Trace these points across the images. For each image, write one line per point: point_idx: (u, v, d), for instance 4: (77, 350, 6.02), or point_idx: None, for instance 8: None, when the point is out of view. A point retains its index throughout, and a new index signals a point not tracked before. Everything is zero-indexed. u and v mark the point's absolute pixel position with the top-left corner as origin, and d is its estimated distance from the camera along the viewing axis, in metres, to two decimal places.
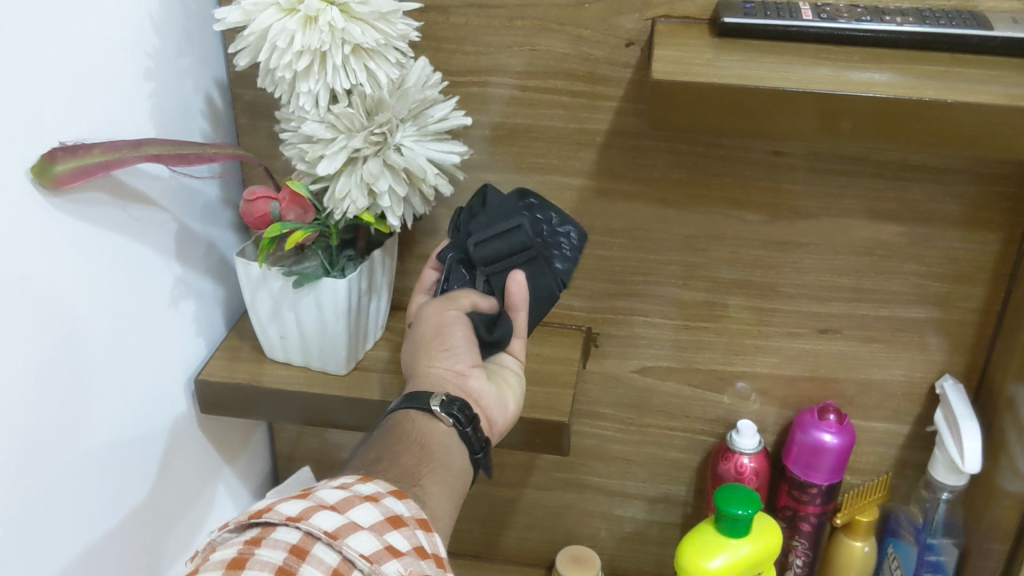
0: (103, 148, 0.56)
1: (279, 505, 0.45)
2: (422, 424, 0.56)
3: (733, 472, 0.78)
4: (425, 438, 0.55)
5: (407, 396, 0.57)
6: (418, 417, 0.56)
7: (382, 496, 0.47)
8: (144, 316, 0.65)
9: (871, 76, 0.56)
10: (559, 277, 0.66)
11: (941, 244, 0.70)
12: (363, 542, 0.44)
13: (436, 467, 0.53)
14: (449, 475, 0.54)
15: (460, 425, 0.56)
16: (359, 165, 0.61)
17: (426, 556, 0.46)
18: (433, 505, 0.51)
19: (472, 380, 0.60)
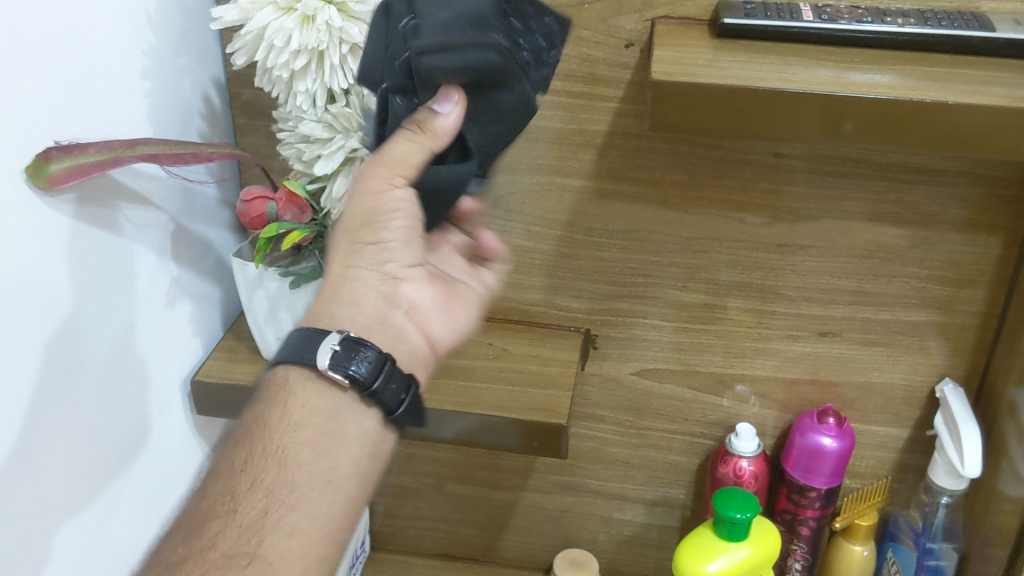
0: (99, 147, 0.55)
1: None
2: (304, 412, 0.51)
3: (732, 475, 0.78)
4: (303, 410, 0.51)
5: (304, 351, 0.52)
6: (297, 382, 0.52)
7: None
8: (141, 319, 0.65)
9: (872, 78, 0.56)
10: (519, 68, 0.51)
11: (943, 247, 0.70)
12: None
13: (323, 447, 0.50)
14: (317, 482, 0.49)
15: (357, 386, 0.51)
16: (356, 165, 0.60)
17: None
18: (298, 541, 0.47)
19: (404, 287, 0.55)
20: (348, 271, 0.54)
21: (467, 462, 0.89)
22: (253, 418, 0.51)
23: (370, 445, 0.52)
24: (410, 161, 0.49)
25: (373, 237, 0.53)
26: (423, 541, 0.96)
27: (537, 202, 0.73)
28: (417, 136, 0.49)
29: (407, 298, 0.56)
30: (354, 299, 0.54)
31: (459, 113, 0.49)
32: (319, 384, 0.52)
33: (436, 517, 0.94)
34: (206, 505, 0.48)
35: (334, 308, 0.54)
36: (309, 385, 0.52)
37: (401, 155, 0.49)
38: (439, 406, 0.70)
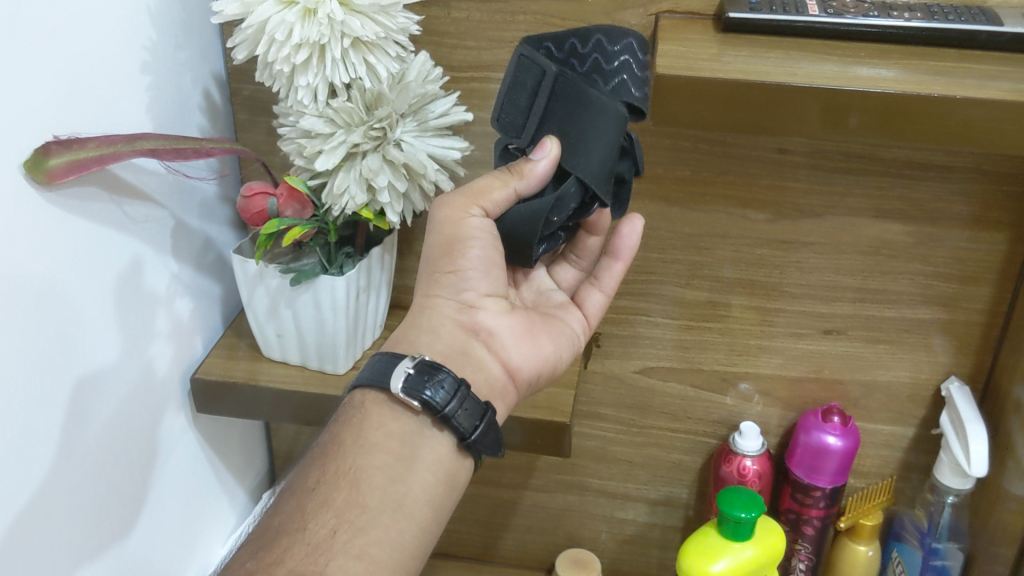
0: (98, 142, 0.55)
1: None
2: (369, 436, 0.53)
3: (736, 474, 0.77)
4: (378, 433, 0.53)
5: (380, 373, 0.54)
6: (370, 407, 0.54)
7: None
8: (142, 318, 0.65)
9: (878, 72, 0.55)
10: (620, 94, 0.52)
11: (948, 244, 0.69)
12: None
13: (396, 471, 0.51)
14: (388, 504, 0.51)
15: (433, 409, 0.53)
16: (357, 160, 0.60)
17: None
18: (366, 562, 0.48)
19: (483, 316, 0.58)
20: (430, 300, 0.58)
21: None
22: (330, 441, 0.53)
23: (445, 473, 0.53)
24: (492, 195, 0.54)
25: (452, 267, 0.57)
26: None
27: None
28: (506, 178, 0.54)
29: (488, 329, 0.59)
30: (433, 328, 0.57)
31: (552, 159, 0.53)
32: (395, 407, 0.54)
33: None
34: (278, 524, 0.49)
35: (415, 335, 0.57)
36: (385, 409, 0.54)
37: (486, 187, 0.54)
38: None
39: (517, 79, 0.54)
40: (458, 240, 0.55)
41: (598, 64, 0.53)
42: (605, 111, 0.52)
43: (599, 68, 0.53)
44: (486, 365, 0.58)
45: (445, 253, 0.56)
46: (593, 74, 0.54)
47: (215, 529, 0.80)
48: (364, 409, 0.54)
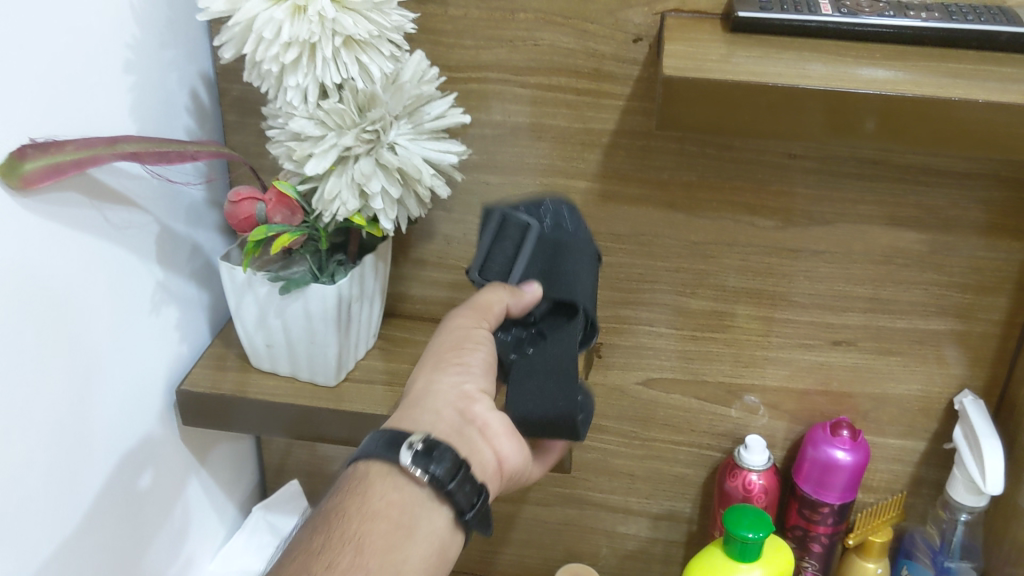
0: (76, 145, 0.52)
1: None
2: (373, 504, 0.49)
3: (742, 489, 0.75)
4: (380, 503, 0.49)
5: (384, 444, 0.51)
6: (375, 477, 0.51)
7: None
8: (126, 328, 0.62)
9: (896, 75, 0.53)
10: (586, 243, 0.57)
11: (963, 253, 0.67)
12: None
13: (396, 539, 0.48)
14: (388, 572, 0.47)
15: (438, 483, 0.50)
16: (350, 164, 0.57)
17: None
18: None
19: (479, 408, 0.54)
20: (433, 386, 0.54)
21: None
22: (328, 509, 0.50)
23: (438, 546, 0.50)
24: (492, 310, 0.54)
25: (458, 360, 0.55)
26: None
27: None
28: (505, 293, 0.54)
29: (485, 427, 0.54)
30: (434, 410, 0.53)
31: (536, 293, 0.54)
32: (398, 478, 0.50)
33: None
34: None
35: (415, 417, 0.53)
36: (387, 480, 0.50)
37: (488, 300, 0.54)
38: None
39: (502, 241, 0.57)
40: (471, 343, 0.55)
41: (561, 222, 0.57)
42: (583, 259, 0.56)
43: (563, 227, 0.57)
44: (483, 461, 0.54)
45: (456, 350, 0.55)
46: (559, 230, 0.57)
47: (204, 544, 0.78)
48: (366, 478, 0.51)
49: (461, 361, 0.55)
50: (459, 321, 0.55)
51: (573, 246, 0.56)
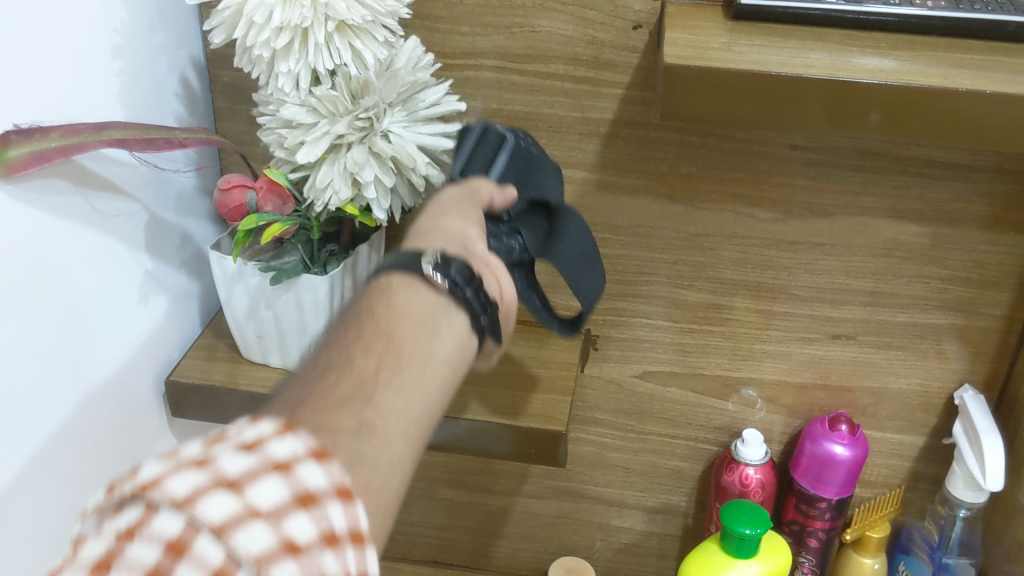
0: (62, 131, 0.51)
1: (169, 483, 0.30)
2: (400, 301, 0.43)
3: (738, 484, 0.74)
4: (405, 304, 0.43)
5: (396, 257, 0.46)
6: (397, 286, 0.44)
7: (300, 461, 0.33)
8: (114, 317, 0.61)
9: (903, 65, 0.51)
10: (543, 153, 0.62)
11: (965, 246, 0.66)
12: (253, 538, 0.30)
13: (423, 335, 0.42)
14: (422, 363, 0.41)
15: (459, 287, 0.45)
16: (343, 152, 0.56)
17: (339, 548, 0.32)
18: (396, 422, 0.38)
19: (482, 247, 0.50)
20: (438, 222, 0.50)
21: (458, 466, 0.85)
22: (348, 313, 0.43)
23: (460, 349, 0.45)
24: (483, 194, 0.54)
25: (460, 211, 0.51)
26: (413, 547, 0.92)
27: None
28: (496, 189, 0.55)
29: (492, 261, 0.49)
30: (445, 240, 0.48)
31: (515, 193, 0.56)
32: (416, 284, 0.44)
33: (427, 522, 0.90)
34: (280, 406, 0.37)
35: (426, 242, 0.47)
36: (407, 285, 0.44)
37: (482, 185, 0.54)
38: None
39: (484, 150, 0.58)
40: (471, 205, 0.52)
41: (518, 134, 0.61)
42: (549, 171, 0.61)
43: (524, 136, 0.61)
44: (501, 285, 0.49)
45: (458, 206, 0.52)
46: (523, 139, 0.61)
47: None
48: (383, 290, 0.44)
49: (461, 211, 0.51)
50: (449, 193, 0.53)
51: (541, 160, 0.60)
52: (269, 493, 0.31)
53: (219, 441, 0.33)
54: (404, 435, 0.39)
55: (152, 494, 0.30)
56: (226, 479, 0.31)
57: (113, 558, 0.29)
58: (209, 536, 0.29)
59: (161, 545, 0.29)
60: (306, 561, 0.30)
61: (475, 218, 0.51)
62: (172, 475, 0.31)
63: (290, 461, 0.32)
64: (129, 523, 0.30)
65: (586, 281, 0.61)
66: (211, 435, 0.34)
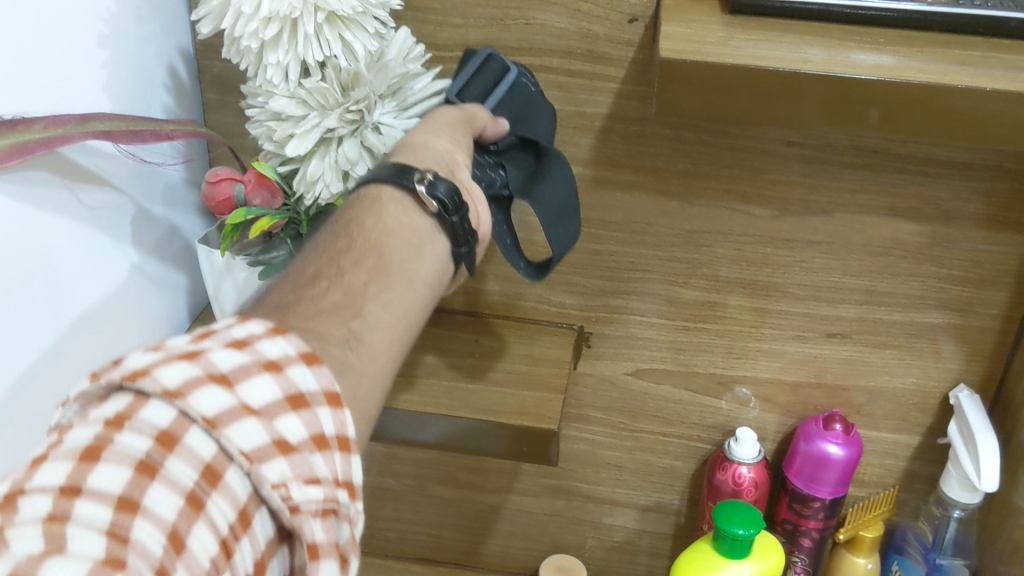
0: (45, 122, 0.50)
1: (158, 368, 0.30)
2: (391, 219, 0.45)
3: (731, 483, 0.73)
4: (394, 222, 0.45)
5: (390, 169, 0.47)
6: (386, 200, 0.46)
7: (287, 362, 0.34)
8: (101, 313, 0.60)
9: (902, 61, 0.51)
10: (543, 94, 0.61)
11: (962, 245, 0.65)
12: (248, 433, 0.30)
13: (408, 254, 0.44)
14: (405, 280, 0.44)
15: (445, 211, 0.46)
16: (333, 146, 0.55)
17: (327, 449, 0.33)
18: (380, 336, 0.41)
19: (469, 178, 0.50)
20: (429, 139, 0.50)
21: (449, 463, 0.84)
22: (338, 223, 0.45)
23: (439, 272, 0.47)
24: (478, 122, 0.54)
25: (455, 136, 0.51)
26: (403, 545, 0.92)
27: None
28: (490, 119, 0.55)
29: (473, 189, 0.50)
30: (437, 162, 0.49)
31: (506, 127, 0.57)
32: (406, 202, 0.46)
33: (418, 519, 0.89)
34: (281, 301, 0.40)
35: (415, 160, 0.48)
36: (397, 202, 0.46)
37: (478, 113, 0.55)
38: (420, 407, 0.65)
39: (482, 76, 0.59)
40: (465, 130, 0.53)
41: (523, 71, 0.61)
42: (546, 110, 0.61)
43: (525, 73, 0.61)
44: (479, 214, 0.50)
45: (452, 128, 0.52)
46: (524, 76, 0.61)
47: None
48: (371, 204, 0.46)
49: (454, 133, 0.51)
50: (447, 114, 0.53)
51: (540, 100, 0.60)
52: (259, 393, 0.32)
53: (207, 337, 0.33)
54: (385, 351, 0.41)
55: (143, 382, 0.29)
56: (217, 373, 0.31)
57: (102, 447, 0.28)
58: (200, 428, 0.29)
59: (154, 434, 0.28)
60: (297, 456, 0.31)
61: (466, 143, 0.52)
62: (161, 364, 0.30)
63: (278, 363, 0.33)
64: (117, 411, 0.29)
65: (563, 232, 0.60)
66: (194, 334, 0.34)
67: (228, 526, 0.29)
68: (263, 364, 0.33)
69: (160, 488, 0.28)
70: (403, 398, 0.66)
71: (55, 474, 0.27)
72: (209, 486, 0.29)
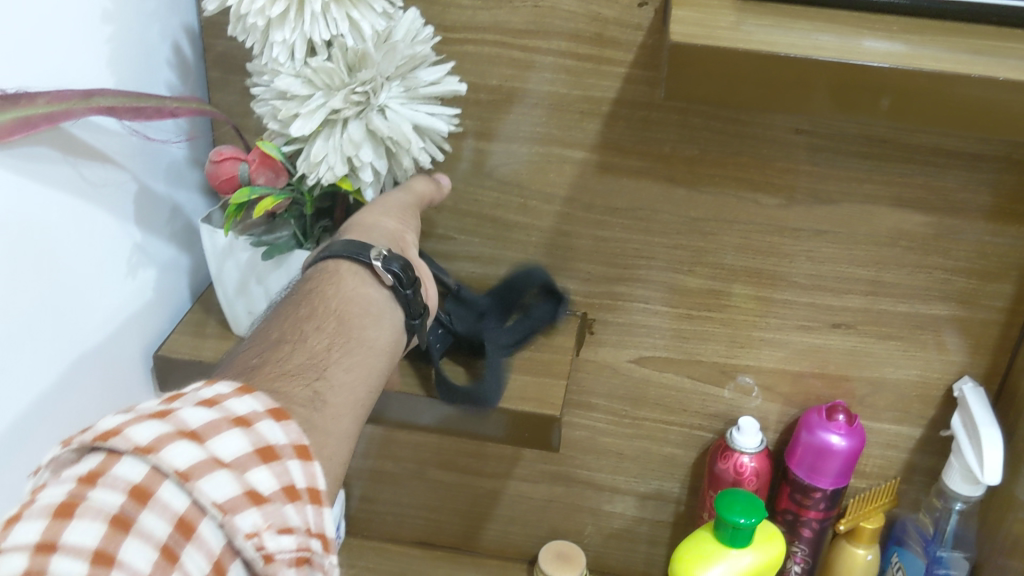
0: (49, 97, 0.49)
1: (130, 428, 0.34)
2: (348, 292, 0.50)
3: (732, 471, 0.73)
4: (352, 291, 0.50)
5: (345, 245, 0.52)
6: (344, 273, 0.51)
7: (256, 418, 0.38)
8: (101, 291, 0.60)
9: (916, 49, 0.50)
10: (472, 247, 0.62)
11: (969, 237, 0.65)
12: (219, 485, 0.34)
13: (367, 321, 0.49)
14: (365, 346, 0.48)
15: (399, 286, 0.52)
16: (338, 127, 0.55)
17: (298, 499, 0.37)
18: (342, 395, 0.45)
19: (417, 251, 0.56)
20: (380, 218, 0.56)
21: (449, 448, 0.84)
22: (299, 292, 0.50)
23: (394, 339, 0.51)
24: (428, 194, 0.60)
25: (406, 214, 0.57)
26: (401, 528, 0.92)
27: (537, 175, 0.68)
28: (433, 191, 0.62)
29: (423, 266, 0.57)
30: (390, 237, 0.55)
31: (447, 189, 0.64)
32: (363, 276, 0.52)
33: (417, 503, 0.89)
34: (245, 368, 0.44)
35: (368, 238, 0.54)
36: (354, 276, 0.51)
37: (424, 190, 0.60)
38: (421, 391, 0.65)
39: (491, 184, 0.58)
40: (414, 211, 0.58)
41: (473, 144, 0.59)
42: None
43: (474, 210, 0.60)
44: (429, 295, 0.56)
45: (402, 210, 0.57)
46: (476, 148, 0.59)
47: None
48: (323, 281, 0.51)
49: (406, 203, 0.58)
50: (398, 195, 0.58)
51: None
52: (232, 446, 0.36)
53: (178, 400, 0.38)
54: (347, 411, 0.44)
55: (115, 442, 0.33)
56: (188, 431, 0.36)
57: (75, 503, 0.31)
58: (175, 475, 0.33)
59: (127, 489, 0.32)
60: (265, 506, 0.35)
61: (417, 218, 0.59)
62: (135, 425, 0.34)
63: (246, 419, 0.38)
64: (90, 469, 0.33)
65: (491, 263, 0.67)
66: (168, 396, 0.39)
67: (204, 574, 0.33)
68: (233, 420, 0.37)
69: (135, 541, 0.31)
70: (405, 381, 0.66)
71: (31, 532, 0.30)
72: (181, 536, 0.32)
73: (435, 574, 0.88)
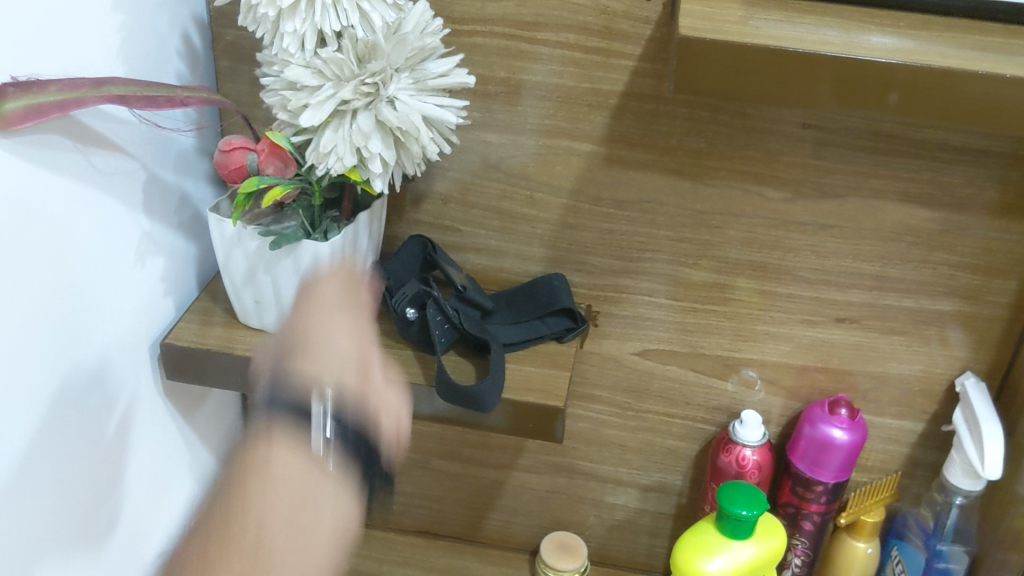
0: (61, 85, 0.50)
1: None
2: (279, 472, 0.52)
3: (735, 465, 0.73)
4: (281, 469, 0.52)
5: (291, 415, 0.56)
6: (273, 454, 0.53)
7: None
8: (109, 278, 0.60)
9: (923, 45, 0.50)
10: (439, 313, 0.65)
11: (974, 233, 0.65)
12: None
13: (300, 498, 0.51)
14: (296, 531, 0.49)
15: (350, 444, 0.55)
16: (347, 119, 0.55)
17: None
18: None
19: (376, 384, 0.59)
20: (325, 345, 0.57)
21: (453, 438, 0.85)
22: (224, 490, 0.52)
23: (348, 522, 0.52)
24: (356, 296, 0.60)
25: (351, 304, 0.59)
26: (404, 518, 0.92)
27: (543, 168, 0.68)
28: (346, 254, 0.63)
29: (393, 391, 0.60)
30: (333, 355, 0.57)
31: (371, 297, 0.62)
32: (296, 446, 0.54)
33: (420, 493, 0.90)
34: (196, 560, 0.50)
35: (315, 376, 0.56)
36: (284, 448, 0.53)
37: (334, 286, 0.59)
38: (427, 381, 0.66)
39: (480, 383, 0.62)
40: (341, 303, 0.59)
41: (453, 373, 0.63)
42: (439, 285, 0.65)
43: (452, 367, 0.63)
44: (399, 418, 0.59)
45: (339, 299, 0.59)
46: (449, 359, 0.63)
47: (185, 504, 0.76)
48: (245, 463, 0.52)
49: (332, 298, 0.59)
50: (326, 284, 0.59)
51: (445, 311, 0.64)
52: None
53: None
54: None
55: None
56: None
57: None
58: None
59: None
60: None
61: (352, 321, 0.59)
62: None
63: None
64: None
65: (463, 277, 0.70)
66: None
67: None
68: None
69: None
70: (411, 371, 0.67)
71: None
72: None
73: (437, 564, 0.89)
